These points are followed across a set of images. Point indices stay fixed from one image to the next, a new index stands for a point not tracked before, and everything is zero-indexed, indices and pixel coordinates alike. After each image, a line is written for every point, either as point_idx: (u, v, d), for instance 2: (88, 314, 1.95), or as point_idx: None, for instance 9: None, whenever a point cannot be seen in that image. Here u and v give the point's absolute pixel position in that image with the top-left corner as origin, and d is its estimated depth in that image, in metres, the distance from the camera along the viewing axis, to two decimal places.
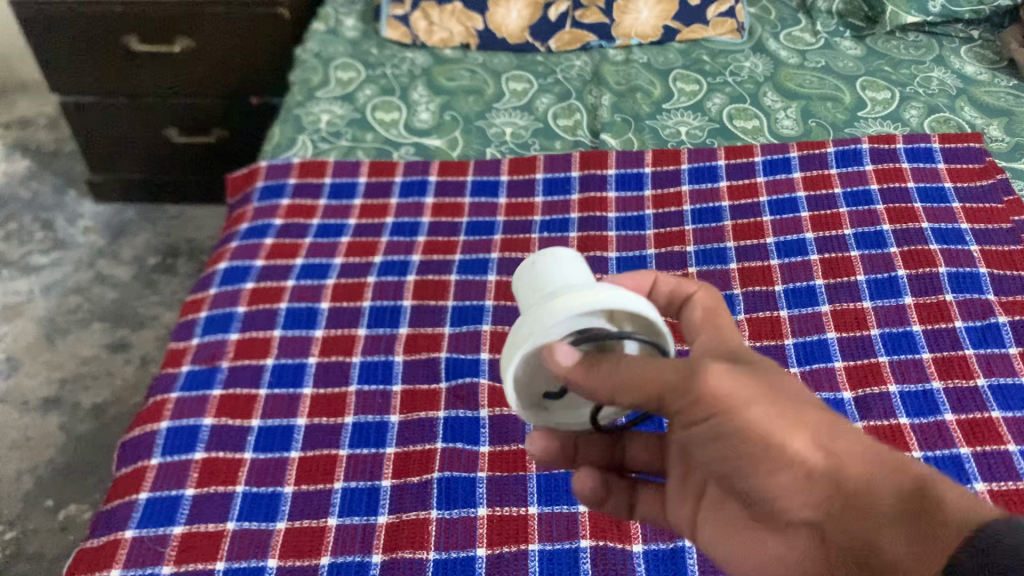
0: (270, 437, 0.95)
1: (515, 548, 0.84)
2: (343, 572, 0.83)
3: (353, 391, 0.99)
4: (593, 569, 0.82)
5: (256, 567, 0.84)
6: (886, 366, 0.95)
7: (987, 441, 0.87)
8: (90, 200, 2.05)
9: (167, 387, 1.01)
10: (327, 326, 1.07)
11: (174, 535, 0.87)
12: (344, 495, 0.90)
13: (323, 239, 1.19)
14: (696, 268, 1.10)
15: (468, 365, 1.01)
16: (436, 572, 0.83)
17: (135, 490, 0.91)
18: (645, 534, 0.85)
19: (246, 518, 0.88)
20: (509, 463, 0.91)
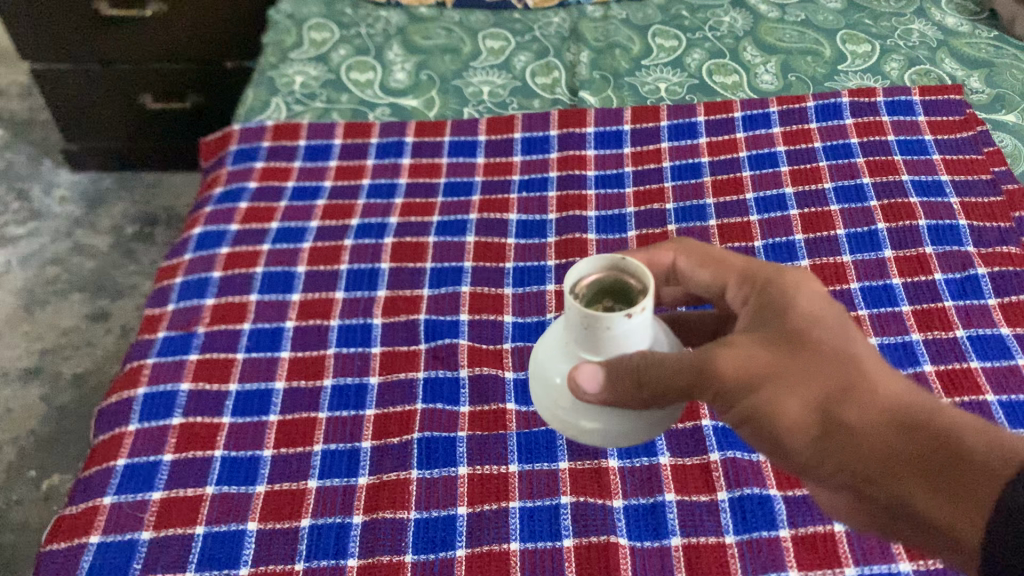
0: (249, 401, 0.95)
1: (496, 505, 0.84)
2: (324, 533, 0.83)
3: (332, 355, 0.98)
4: (574, 526, 0.82)
5: (237, 531, 0.84)
6: (865, 319, 0.95)
7: (966, 391, 0.87)
8: (65, 169, 2.02)
9: (144, 352, 1.00)
10: (305, 289, 1.06)
11: (153, 500, 0.86)
12: (324, 458, 0.89)
13: (298, 202, 1.17)
14: (676, 226, 1.09)
15: (447, 326, 1.00)
16: (417, 531, 0.83)
17: (113, 457, 0.90)
18: (624, 489, 0.85)
19: (226, 482, 0.88)
20: (489, 422, 0.91)
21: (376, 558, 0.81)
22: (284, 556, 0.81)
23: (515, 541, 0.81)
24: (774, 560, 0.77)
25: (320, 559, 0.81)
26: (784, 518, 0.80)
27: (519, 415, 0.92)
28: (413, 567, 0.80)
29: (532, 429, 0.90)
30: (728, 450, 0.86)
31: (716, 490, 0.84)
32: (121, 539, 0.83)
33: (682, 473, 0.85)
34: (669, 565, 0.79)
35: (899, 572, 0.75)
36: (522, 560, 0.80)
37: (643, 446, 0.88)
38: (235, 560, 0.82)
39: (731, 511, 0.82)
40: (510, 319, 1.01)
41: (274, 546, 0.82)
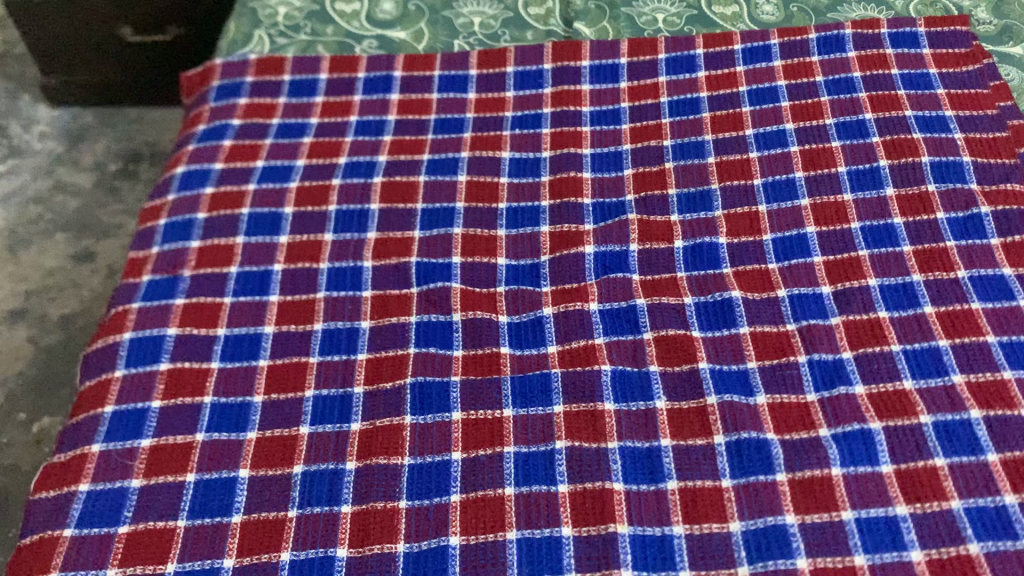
0: (237, 346, 0.93)
1: (491, 451, 0.83)
2: (317, 480, 0.82)
3: (321, 300, 0.96)
4: (569, 472, 0.81)
5: (228, 478, 0.83)
6: (866, 261, 0.93)
7: (966, 333, 0.86)
8: (44, 104, 1.96)
9: (128, 297, 0.98)
10: (292, 232, 1.03)
11: (142, 448, 0.85)
12: (316, 404, 0.88)
13: (284, 139, 1.13)
14: (673, 164, 1.06)
15: (440, 270, 0.98)
16: (411, 478, 0.82)
17: (100, 404, 0.89)
18: (620, 432, 0.84)
19: (216, 428, 0.86)
20: (483, 366, 0.90)
21: (370, 506, 0.81)
22: (279, 504, 0.81)
23: (510, 486, 0.81)
24: (770, 503, 0.77)
25: (314, 507, 0.81)
26: (782, 462, 0.80)
27: (513, 358, 0.90)
28: (408, 514, 0.80)
29: (526, 373, 0.89)
30: (725, 392, 0.85)
31: (713, 432, 0.83)
32: (112, 487, 0.83)
33: (678, 417, 0.85)
34: (665, 509, 0.79)
35: (895, 515, 0.75)
36: (516, 505, 0.80)
37: (638, 389, 0.87)
38: (228, 508, 0.81)
39: (728, 455, 0.81)
40: (504, 262, 0.99)
41: (266, 494, 0.82)
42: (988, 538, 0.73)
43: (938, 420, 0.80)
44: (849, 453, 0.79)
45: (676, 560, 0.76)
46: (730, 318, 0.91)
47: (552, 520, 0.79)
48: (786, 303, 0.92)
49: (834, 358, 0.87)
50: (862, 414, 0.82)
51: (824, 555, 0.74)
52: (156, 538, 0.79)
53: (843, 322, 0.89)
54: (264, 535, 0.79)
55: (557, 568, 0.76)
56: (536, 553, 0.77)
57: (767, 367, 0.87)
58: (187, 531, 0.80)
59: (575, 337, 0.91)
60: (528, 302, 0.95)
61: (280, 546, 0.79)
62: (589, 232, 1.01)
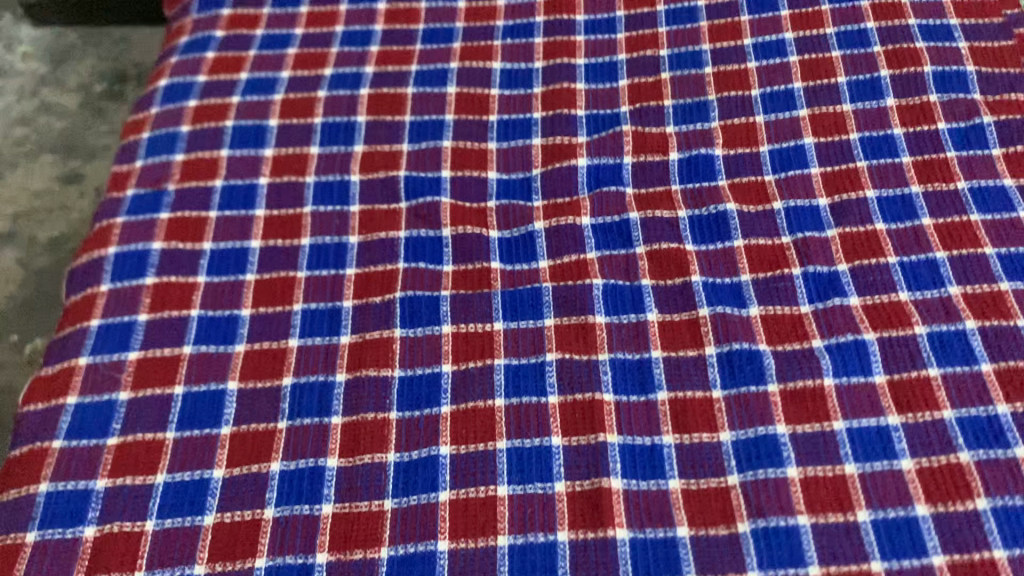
0: (213, 327, 0.98)
1: (481, 362, 0.93)
2: (308, 389, 0.93)
3: (302, 278, 1.01)
4: (559, 382, 0.91)
5: (218, 391, 0.94)
6: (865, 174, 0.98)
7: (965, 245, 0.92)
8: (26, 23, 1.92)
9: (104, 245, 1.04)
10: (268, 207, 1.06)
11: (128, 359, 0.96)
12: (293, 395, 0.93)
13: (268, 51, 1.18)
14: (676, 130, 1.06)
15: (432, 245, 1.02)
16: (403, 390, 0.92)
17: (59, 395, 0.94)
18: (611, 344, 0.93)
19: (188, 425, 0.92)
20: (474, 280, 0.99)
21: (361, 418, 0.91)
22: (272, 415, 0.92)
23: (501, 397, 0.91)
24: (762, 415, 0.86)
25: (304, 417, 0.91)
26: (773, 372, 0.88)
27: (503, 273, 0.99)
28: (398, 428, 0.90)
29: (521, 358, 0.93)
30: (728, 342, 0.91)
31: (704, 343, 0.91)
32: (97, 402, 0.93)
33: (670, 328, 0.93)
34: (655, 420, 0.88)
35: (886, 425, 0.83)
36: (506, 416, 0.89)
37: (627, 306, 0.95)
38: (218, 420, 0.92)
39: (719, 366, 0.90)
40: (496, 235, 1.02)
41: (245, 412, 0.92)
42: (979, 446, 0.81)
43: (933, 331, 0.88)
44: (842, 363, 0.87)
45: (667, 468, 0.85)
46: (725, 232, 0.98)
47: (542, 431, 0.88)
48: (781, 216, 0.98)
49: (829, 270, 0.94)
50: (857, 324, 0.89)
51: (813, 466, 0.82)
52: (145, 451, 0.90)
53: (841, 234, 0.95)
54: (255, 443, 0.90)
55: (548, 477, 0.86)
56: (524, 458, 0.87)
57: (760, 280, 0.94)
58: (176, 443, 0.90)
59: (565, 252, 0.99)
60: (518, 216, 1.03)
61: (273, 455, 0.89)
62: (585, 202, 1.02)
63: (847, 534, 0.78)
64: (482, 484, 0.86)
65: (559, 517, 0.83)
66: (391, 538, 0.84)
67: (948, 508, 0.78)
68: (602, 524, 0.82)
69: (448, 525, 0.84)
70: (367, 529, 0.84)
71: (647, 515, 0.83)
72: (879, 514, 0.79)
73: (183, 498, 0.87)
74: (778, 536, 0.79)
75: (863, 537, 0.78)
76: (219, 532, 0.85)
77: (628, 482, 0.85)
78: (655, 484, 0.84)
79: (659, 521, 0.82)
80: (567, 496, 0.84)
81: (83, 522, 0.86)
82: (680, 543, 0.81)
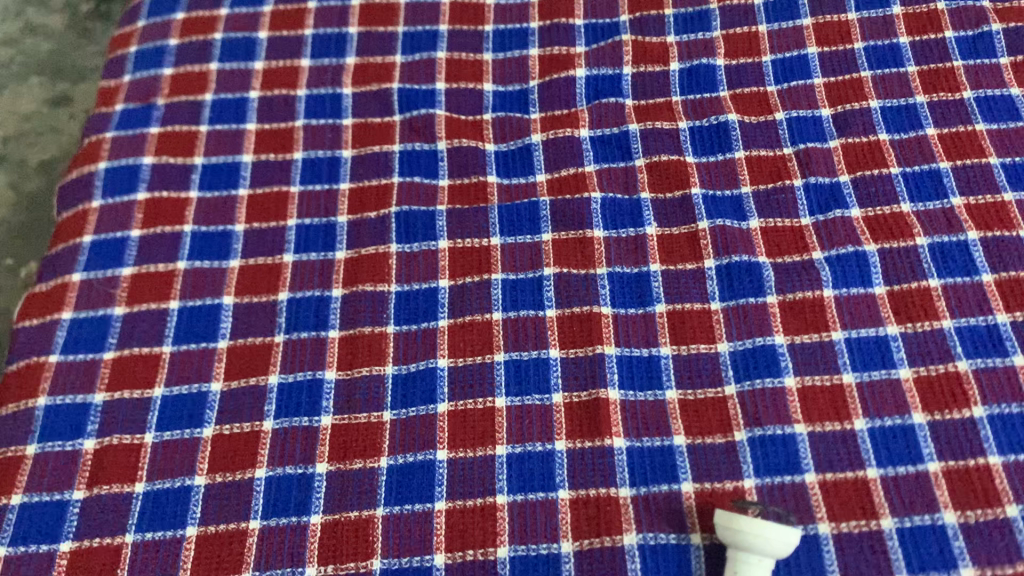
0: (206, 243, 0.84)
1: (479, 278, 0.80)
2: (293, 390, 0.75)
3: (295, 193, 0.87)
4: (569, 478, 0.69)
5: (199, 393, 0.75)
6: (887, 146, 0.83)
7: (1001, 221, 0.77)
8: None
9: (84, 195, 0.88)
10: (260, 119, 0.93)
11: (104, 362, 0.77)
12: (290, 308, 0.79)
13: (154, 18, 1.01)
14: (676, 40, 0.93)
15: (425, 158, 0.88)
16: (395, 388, 0.74)
17: (55, 310, 0.80)
18: (609, 257, 0.80)
19: (184, 339, 0.78)
20: (469, 196, 0.85)
21: (351, 420, 0.73)
22: (251, 416, 0.74)
23: (500, 397, 0.73)
24: (777, 410, 0.70)
25: (292, 418, 0.73)
26: (789, 362, 0.72)
27: (500, 188, 0.86)
28: (392, 429, 0.72)
29: (518, 273, 0.80)
30: (734, 298, 0.76)
31: (717, 340, 0.74)
32: (73, 401, 0.75)
33: (679, 320, 0.76)
34: (664, 421, 0.71)
35: (886, 336, 0.72)
36: (510, 516, 0.68)
37: (635, 294, 0.78)
38: (198, 422, 0.74)
39: (734, 367, 0.73)
40: (493, 148, 0.89)
41: (238, 403, 0.74)
42: (977, 355, 0.70)
43: (961, 326, 0.72)
44: (861, 358, 0.71)
45: (679, 471, 0.68)
46: (726, 143, 0.86)
47: (547, 533, 0.67)
48: (783, 127, 0.86)
49: (955, 241, 0.76)
50: (959, 224, 0.77)
51: (834, 469, 0.67)
52: (122, 457, 0.72)
53: (964, 205, 0.78)
54: (235, 449, 0.72)
55: (549, 486, 0.69)
56: (527, 467, 0.70)
57: (783, 265, 0.77)
58: (155, 446, 0.73)
59: (564, 165, 0.86)
60: (515, 129, 0.90)
61: (254, 461, 0.71)
62: (583, 113, 0.90)
63: (881, 551, 0.64)
64: (474, 493, 0.69)
65: (559, 528, 0.67)
66: (382, 549, 0.67)
67: (978, 516, 0.64)
68: (604, 532, 0.67)
69: (444, 533, 0.67)
70: (353, 545, 0.67)
71: (658, 515, 0.67)
72: (905, 523, 0.64)
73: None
74: (799, 558, 0.64)
75: (889, 547, 0.64)
76: (201, 545, 0.68)
77: (637, 491, 0.68)
78: (665, 490, 0.68)
79: (674, 528, 0.66)
80: (568, 505, 0.68)
81: (58, 538, 0.69)
82: (695, 553, 0.65)
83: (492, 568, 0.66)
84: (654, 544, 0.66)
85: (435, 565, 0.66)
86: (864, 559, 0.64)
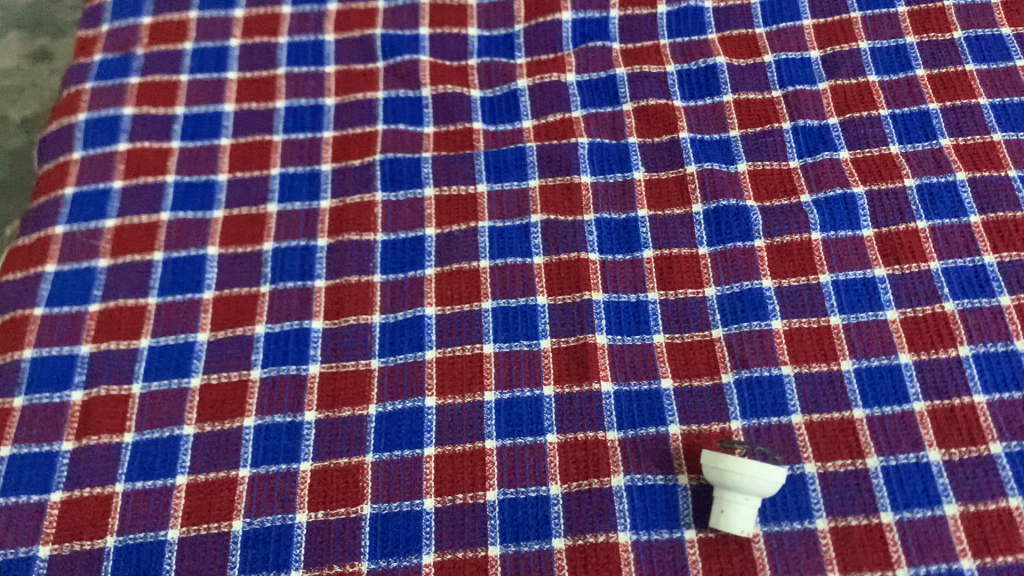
0: (189, 194, 0.83)
1: (466, 226, 0.79)
2: (281, 340, 0.75)
3: (279, 142, 0.86)
4: (558, 423, 0.69)
5: (185, 343, 0.75)
6: (877, 88, 0.82)
7: (990, 162, 0.76)
8: None
9: (65, 146, 0.86)
10: (241, 68, 0.91)
11: (90, 314, 0.77)
12: (275, 258, 0.79)
13: None
14: None
15: (409, 105, 0.87)
16: (384, 337, 0.74)
17: (38, 262, 0.80)
18: (596, 203, 0.80)
19: (170, 290, 0.78)
20: (455, 142, 0.85)
21: (341, 367, 0.73)
22: (238, 366, 0.74)
23: (489, 343, 0.73)
24: (764, 353, 0.70)
25: (280, 368, 0.73)
26: (776, 305, 0.72)
27: (487, 134, 0.85)
28: (380, 377, 0.72)
29: (505, 221, 0.79)
30: (722, 242, 0.76)
31: (704, 284, 0.74)
32: (59, 353, 0.75)
33: (666, 265, 0.76)
34: (651, 365, 0.71)
35: (873, 277, 0.72)
36: (499, 461, 0.68)
37: (623, 239, 0.77)
38: (185, 371, 0.74)
39: (721, 311, 0.73)
40: (478, 94, 0.88)
41: (226, 352, 0.74)
42: (965, 295, 0.70)
43: (948, 267, 0.72)
44: (848, 300, 0.71)
45: (666, 414, 0.69)
46: (714, 86, 0.85)
47: (537, 476, 0.67)
48: (771, 69, 0.85)
49: (944, 182, 0.76)
50: (948, 165, 0.77)
51: (821, 410, 0.67)
52: (110, 407, 0.72)
53: (953, 145, 0.78)
54: (222, 398, 0.72)
55: (538, 430, 0.69)
56: (516, 412, 0.70)
57: (771, 208, 0.77)
58: (143, 397, 0.72)
59: (551, 111, 0.85)
60: (501, 74, 0.89)
61: (243, 410, 0.72)
62: (570, 57, 0.88)
63: (867, 490, 0.64)
64: (463, 439, 0.69)
65: (548, 471, 0.68)
66: (372, 495, 0.67)
67: (963, 454, 0.64)
68: (592, 474, 0.67)
69: (433, 478, 0.68)
70: (345, 490, 0.68)
71: (645, 458, 0.67)
72: (891, 461, 0.65)
73: (137, 551, 0.66)
74: (786, 496, 0.65)
75: (874, 484, 0.64)
76: (191, 493, 0.68)
77: (625, 434, 0.68)
78: (652, 433, 0.68)
79: (661, 470, 0.67)
80: (557, 449, 0.68)
81: (48, 488, 0.69)
82: (682, 494, 0.66)
83: (481, 511, 0.66)
84: (642, 485, 0.66)
85: (425, 509, 0.67)
86: (849, 496, 0.64)
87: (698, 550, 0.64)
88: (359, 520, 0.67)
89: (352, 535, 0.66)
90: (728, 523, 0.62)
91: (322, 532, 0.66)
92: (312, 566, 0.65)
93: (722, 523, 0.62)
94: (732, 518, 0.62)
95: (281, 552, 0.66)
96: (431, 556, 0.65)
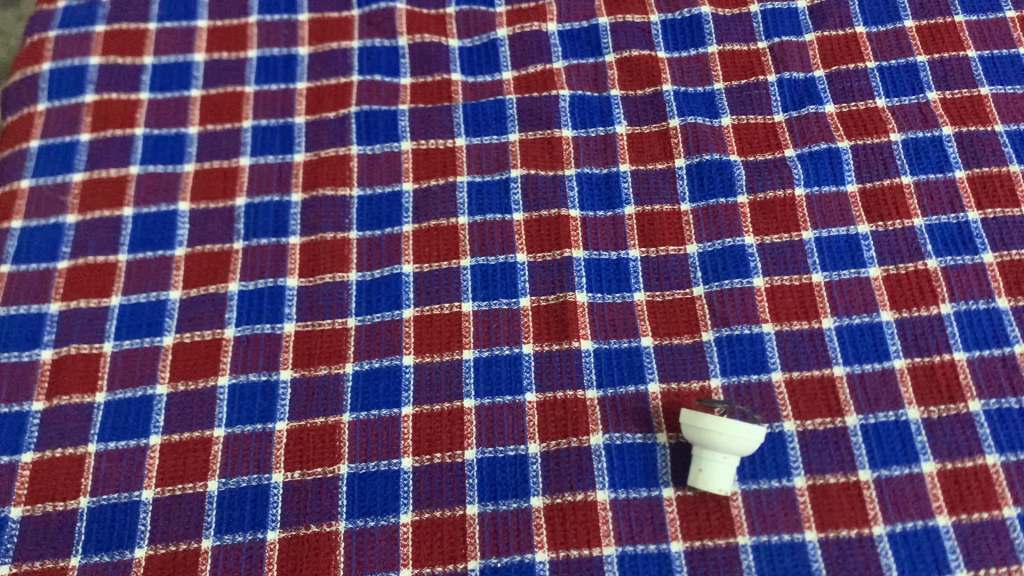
0: (159, 147, 0.81)
1: (443, 181, 0.78)
2: (256, 298, 0.73)
3: (251, 93, 0.84)
4: (537, 381, 0.69)
5: (157, 301, 0.73)
6: (863, 39, 0.80)
7: (977, 117, 0.75)
8: None
9: (30, 98, 0.84)
10: (211, 16, 0.88)
11: (58, 272, 0.75)
12: (247, 214, 0.77)
13: None
14: None
15: (384, 55, 0.85)
16: (359, 295, 0.73)
17: (4, 218, 0.78)
18: (577, 156, 0.78)
19: (140, 248, 0.76)
20: (432, 94, 0.82)
21: (316, 326, 0.72)
22: (211, 324, 0.72)
23: (467, 301, 0.72)
24: (745, 310, 0.70)
25: (255, 326, 0.72)
26: (758, 262, 0.71)
27: (465, 85, 0.83)
28: (357, 335, 0.71)
29: (485, 175, 0.78)
30: (705, 198, 0.75)
31: (686, 241, 0.73)
32: (27, 311, 0.73)
33: (648, 222, 0.74)
34: (631, 323, 0.70)
35: (856, 234, 0.71)
36: (478, 420, 0.68)
37: (604, 195, 0.76)
38: (157, 330, 0.72)
39: (702, 269, 0.72)
40: (457, 44, 0.85)
41: (199, 310, 0.73)
42: (948, 252, 0.70)
43: (932, 224, 0.71)
44: (831, 258, 0.71)
45: (646, 372, 0.68)
46: (699, 37, 0.83)
47: (515, 435, 0.67)
48: (757, 20, 0.83)
49: (930, 136, 0.74)
50: (935, 119, 0.75)
51: (801, 367, 0.67)
52: (80, 366, 0.71)
53: (940, 99, 0.76)
54: (195, 357, 0.71)
55: (516, 389, 0.68)
56: (494, 370, 0.69)
57: (754, 163, 0.76)
58: (114, 356, 0.71)
59: (531, 61, 0.83)
60: (480, 23, 0.86)
61: (217, 369, 0.71)
62: (550, 6, 0.86)
63: (845, 448, 0.64)
64: (441, 398, 0.69)
65: (526, 430, 0.67)
66: (349, 454, 0.67)
67: (941, 412, 0.64)
68: (571, 433, 0.67)
69: (411, 437, 0.67)
70: (322, 449, 0.67)
71: (624, 416, 0.67)
72: (869, 419, 0.65)
73: (111, 512, 0.66)
74: (764, 455, 0.65)
75: (853, 443, 0.64)
76: (165, 452, 0.68)
77: (604, 392, 0.68)
78: (632, 391, 0.68)
79: (640, 428, 0.67)
80: (535, 407, 0.68)
81: (19, 449, 0.68)
82: (660, 452, 0.66)
83: (459, 470, 0.66)
84: (620, 443, 0.66)
85: (403, 468, 0.66)
86: (827, 454, 0.64)
87: (676, 509, 0.64)
88: (336, 480, 0.66)
89: (328, 495, 0.66)
90: (705, 482, 0.61)
91: (298, 492, 0.66)
92: (289, 527, 0.65)
93: (700, 482, 0.62)
94: (710, 476, 0.61)
95: (257, 512, 0.65)
96: (409, 514, 0.65)
